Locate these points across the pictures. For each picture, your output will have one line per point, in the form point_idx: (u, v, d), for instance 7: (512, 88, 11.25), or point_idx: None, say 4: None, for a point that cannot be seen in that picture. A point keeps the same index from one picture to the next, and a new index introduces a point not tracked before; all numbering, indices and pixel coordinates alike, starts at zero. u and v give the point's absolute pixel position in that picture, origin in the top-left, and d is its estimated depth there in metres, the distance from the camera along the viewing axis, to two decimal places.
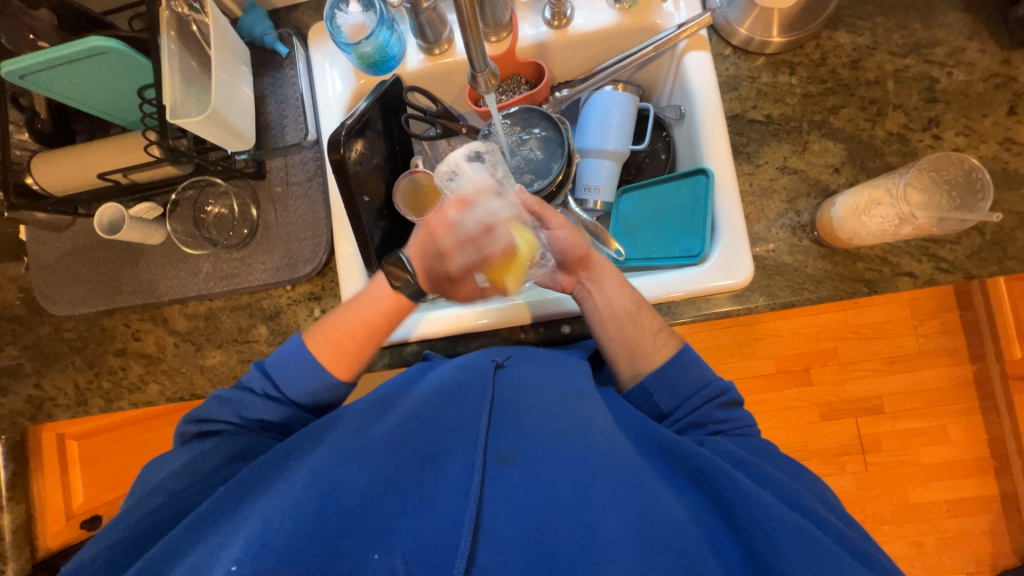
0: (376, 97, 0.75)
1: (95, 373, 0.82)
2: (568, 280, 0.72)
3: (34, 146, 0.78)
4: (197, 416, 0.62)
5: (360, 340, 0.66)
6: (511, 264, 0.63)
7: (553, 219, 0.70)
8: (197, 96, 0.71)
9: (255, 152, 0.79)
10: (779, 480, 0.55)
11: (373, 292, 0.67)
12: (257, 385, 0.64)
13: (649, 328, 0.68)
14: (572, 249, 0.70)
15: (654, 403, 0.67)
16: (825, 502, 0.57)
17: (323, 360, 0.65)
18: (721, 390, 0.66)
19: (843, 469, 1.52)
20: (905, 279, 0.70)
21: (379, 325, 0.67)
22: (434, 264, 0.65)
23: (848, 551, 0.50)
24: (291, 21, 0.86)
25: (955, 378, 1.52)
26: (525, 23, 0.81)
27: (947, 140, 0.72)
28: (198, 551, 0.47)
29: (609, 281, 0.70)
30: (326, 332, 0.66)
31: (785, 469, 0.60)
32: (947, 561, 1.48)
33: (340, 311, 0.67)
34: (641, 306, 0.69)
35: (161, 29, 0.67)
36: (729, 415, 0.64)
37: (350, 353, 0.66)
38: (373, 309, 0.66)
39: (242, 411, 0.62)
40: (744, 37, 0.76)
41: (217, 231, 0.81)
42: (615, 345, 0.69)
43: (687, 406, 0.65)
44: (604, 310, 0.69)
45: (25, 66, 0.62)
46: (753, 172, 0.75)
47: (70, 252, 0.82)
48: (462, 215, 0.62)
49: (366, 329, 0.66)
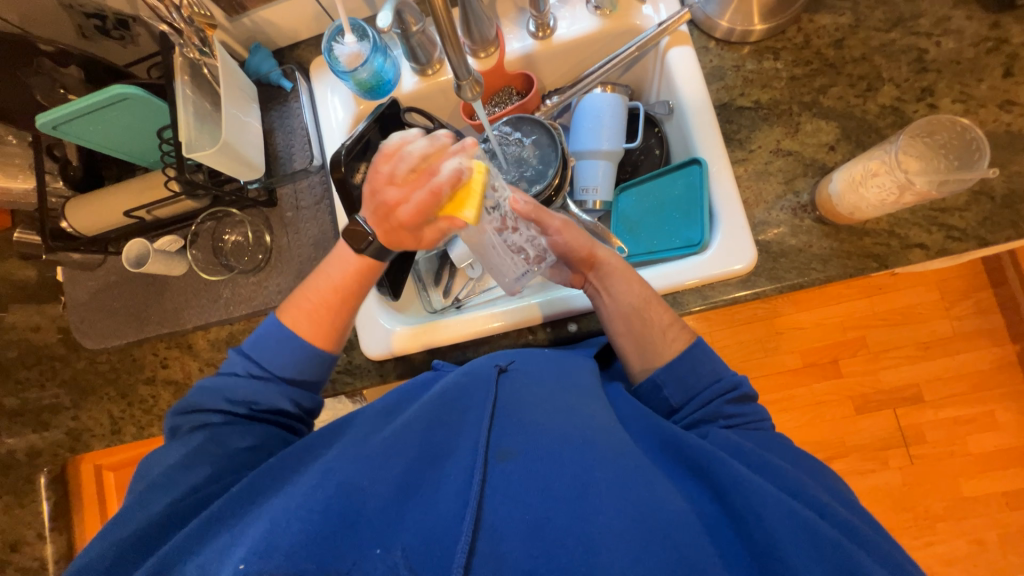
0: (374, 119, 0.79)
1: (128, 403, 0.86)
2: (578, 277, 0.74)
3: (67, 192, 0.85)
4: (184, 407, 0.65)
5: (334, 306, 0.68)
6: (469, 196, 0.56)
7: (553, 222, 0.71)
8: (210, 132, 0.77)
9: (265, 181, 0.83)
10: (781, 468, 0.54)
11: (339, 256, 0.69)
12: (239, 366, 0.67)
13: (659, 324, 0.68)
14: (578, 251, 0.72)
15: (664, 397, 0.66)
16: (828, 490, 0.56)
17: (301, 331, 0.68)
18: (732, 385, 0.64)
19: (886, 463, 1.44)
20: (916, 250, 0.68)
21: (350, 289, 0.69)
22: (379, 216, 0.62)
23: (852, 539, 0.49)
24: (294, 57, 0.92)
25: (996, 360, 1.44)
26: (511, 38, 0.85)
27: (943, 108, 0.71)
28: (206, 551, 0.49)
29: (617, 280, 0.70)
30: (300, 304, 0.69)
31: (793, 460, 0.59)
32: (1013, 558, 1.37)
33: (312, 281, 0.69)
34: (650, 301, 0.69)
35: (175, 75, 0.73)
36: (745, 409, 0.62)
37: (327, 319, 0.69)
38: (341, 271, 0.68)
39: (228, 395, 0.64)
40: (725, 29, 0.78)
41: (234, 258, 0.86)
42: (625, 340, 0.69)
43: (695, 402, 0.64)
44: (612, 307, 0.70)
45: (58, 116, 0.67)
46: (747, 158, 0.75)
47: (102, 288, 0.87)
48: (394, 165, 0.59)
49: (337, 293, 0.68)
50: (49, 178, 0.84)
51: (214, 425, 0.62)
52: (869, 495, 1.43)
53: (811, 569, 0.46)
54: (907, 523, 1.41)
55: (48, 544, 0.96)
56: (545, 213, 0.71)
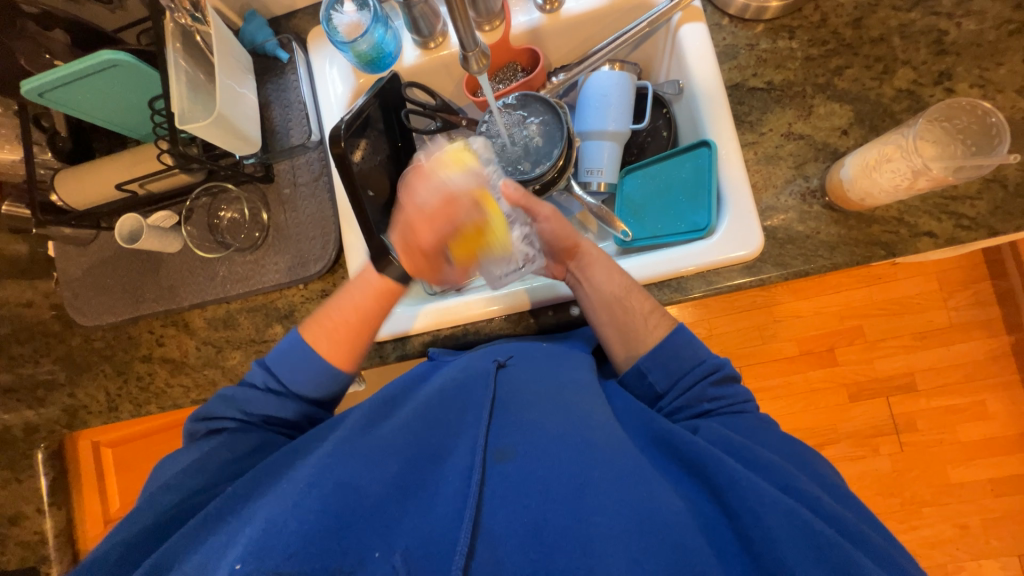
0: (374, 93, 0.76)
1: (124, 380, 0.85)
2: (557, 268, 0.75)
3: (56, 164, 0.82)
4: (203, 414, 0.66)
5: (355, 328, 0.70)
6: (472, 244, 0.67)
7: (541, 211, 0.72)
8: (204, 103, 0.74)
9: (262, 156, 0.81)
10: (771, 462, 0.54)
11: (363, 282, 0.71)
12: (258, 380, 0.68)
13: (641, 312, 0.68)
14: (559, 241, 0.73)
15: (649, 383, 0.67)
16: (818, 481, 0.56)
17: (319, 348, 0.69)
18: (715, 367, 0.65)
19: (877, 450, 1.46)
20: (924, 239, 0.67)
21: (371, 310, 0.71)
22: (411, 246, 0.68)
23: (842, 534, 0.49)
24: (291, 27, 0.89)
25: (992, 351, 1.45)
26: (518, 11, 0.82)
27: (960, 92, 0.69)
28: (202, 550, 0.49)
29: (598, 269, 0.71)
30: (322, 322, 0.70)
31: (789, 454, 0.58)
32: (995, 542, 1.41)
33: (332, 301, 0.71)
34: (631, 291, 0.69)
35: (167, 42, 0.70)
36: (725, 392, 0.64)
37: (345, 341, 0.70)
38: (363, 294, 0.71)
39: (246, 406, 0.66)
40: (740, 6, 0.75)
41: (230, 235, 0.83)
42: (607, 331, 0.70)
43: (679, 386, 0.65)
44: (594, 296, 0.70)
45: (45, 83, 0.65)
46: (757, 141, 0.74)
47: (95, 264, 0.85)
48: (425, 189, 0.66)
49: (359, 316, 0.70)
50: (37, 149, 0.81)
51: (239, 434, 0.64)
52: (858, 480, 1.46)
53: (810, 569, 0.45)
54: (895, 508, 1.44)
55: (47, 518, 0.96)
56: (534, 202, 0.72)
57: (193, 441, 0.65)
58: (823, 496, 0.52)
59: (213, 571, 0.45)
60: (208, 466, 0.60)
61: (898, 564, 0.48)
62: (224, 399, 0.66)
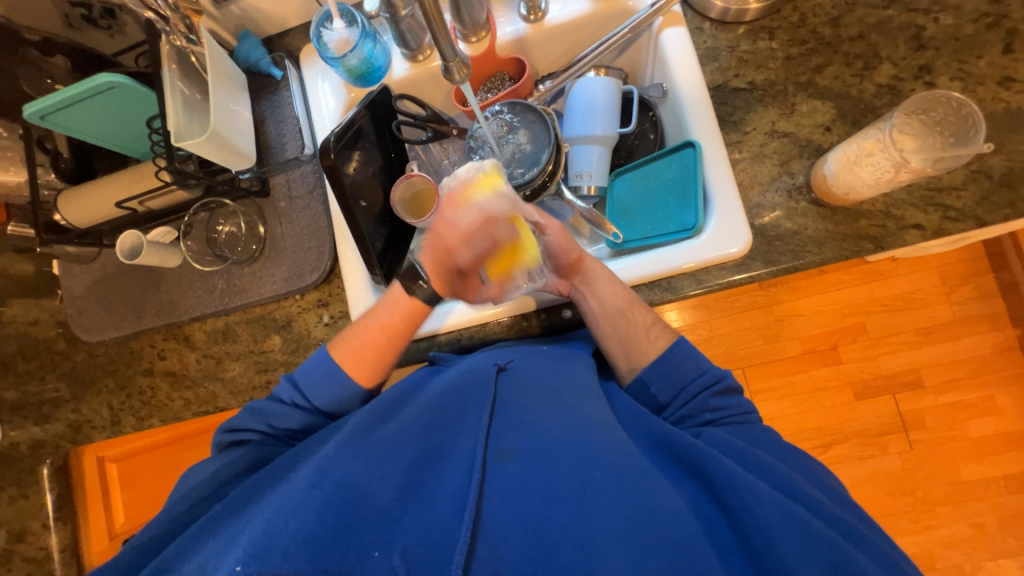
0: (365, 105, 0.78)
1: (127, 394, 0.86)
2: (563, 283, 0.74)
3: (59, 184, 0.85)
4: (227, 426, 0.66)
5: (380, 347, 0.71)
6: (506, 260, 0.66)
7: (548, 224, 0.73)
8: (200, 121, 0.76)
9: (258, 170, 0.83)
10: (775, 467, 0.54)
11: (392, 300, 0.72)
12: (285, 395, 0.69)
13: (642, 324, 0.69)
14: (565, 255, 0.72)
15: (653, 395, 0.67)
16: (821, 487, 0.56)
17: (345, 368, 0.69)
18: (716, 377, 0.65)
19: (886, 449, 1.44)
20: (912, 232, 0.67)
21: (398, 331, 0.71)
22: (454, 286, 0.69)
23: (841, 533, 0.49)
24: (284, 45, 0.92)
25: (997, 344, 1.43)
26: (503, 21, 0.84)
27: (941, 85, 0.70)
28: (202, 552, 0.49)
29: (602, 281, 0.71)
30: (349, 341, 0.71)
31: (791, 459, 0.58)
32: (1012, 541, 1.37)
33: (361, 320, 0.72)
34: (633, 304, 0.70)
35: (163, 64, 0.73)
36: (728, 402, 0.63)
37: (370, 361, 0.70)
38: (390, 314, 0.71)
39: (271, 421, 0.67)
40: (720, 9, 0.77)
41: (228, 249, 0.85)
42: (610, 343, 0.70)
43: (684, 395, 0.65)
44: (597, 309, 0.70)
45: (46, 106, 0.67)
46: (741, 140, 0.75)
47: (98, 281, 0.87)
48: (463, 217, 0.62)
49: (385, 334, 0.71)
50: (41, 171, 0.84)
51: (241, 445, 0.65)
52: (868, 480, 1.43)
53: (811, 570, 0.45)
54: (908, 508, 1.41)
55: (53, 534, 0.98)
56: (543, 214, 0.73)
57: (216, 450, 0.66)
58: (824, 499, 0.52)
59: (214, 571, 0.46)
60: (209, 478, 0.60)
61: (894, 561, 0.48)
62: (249, 412, 0.67)
